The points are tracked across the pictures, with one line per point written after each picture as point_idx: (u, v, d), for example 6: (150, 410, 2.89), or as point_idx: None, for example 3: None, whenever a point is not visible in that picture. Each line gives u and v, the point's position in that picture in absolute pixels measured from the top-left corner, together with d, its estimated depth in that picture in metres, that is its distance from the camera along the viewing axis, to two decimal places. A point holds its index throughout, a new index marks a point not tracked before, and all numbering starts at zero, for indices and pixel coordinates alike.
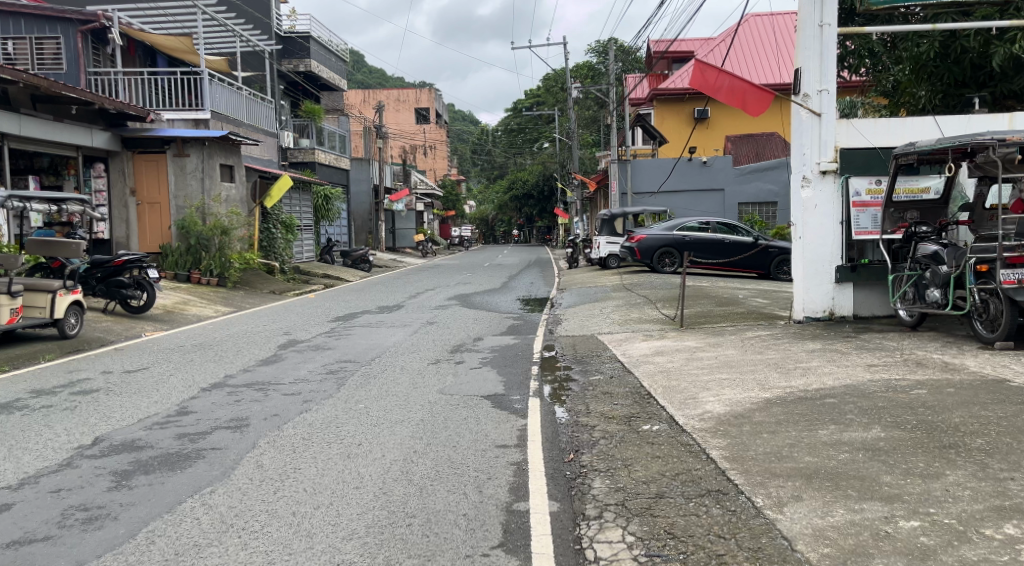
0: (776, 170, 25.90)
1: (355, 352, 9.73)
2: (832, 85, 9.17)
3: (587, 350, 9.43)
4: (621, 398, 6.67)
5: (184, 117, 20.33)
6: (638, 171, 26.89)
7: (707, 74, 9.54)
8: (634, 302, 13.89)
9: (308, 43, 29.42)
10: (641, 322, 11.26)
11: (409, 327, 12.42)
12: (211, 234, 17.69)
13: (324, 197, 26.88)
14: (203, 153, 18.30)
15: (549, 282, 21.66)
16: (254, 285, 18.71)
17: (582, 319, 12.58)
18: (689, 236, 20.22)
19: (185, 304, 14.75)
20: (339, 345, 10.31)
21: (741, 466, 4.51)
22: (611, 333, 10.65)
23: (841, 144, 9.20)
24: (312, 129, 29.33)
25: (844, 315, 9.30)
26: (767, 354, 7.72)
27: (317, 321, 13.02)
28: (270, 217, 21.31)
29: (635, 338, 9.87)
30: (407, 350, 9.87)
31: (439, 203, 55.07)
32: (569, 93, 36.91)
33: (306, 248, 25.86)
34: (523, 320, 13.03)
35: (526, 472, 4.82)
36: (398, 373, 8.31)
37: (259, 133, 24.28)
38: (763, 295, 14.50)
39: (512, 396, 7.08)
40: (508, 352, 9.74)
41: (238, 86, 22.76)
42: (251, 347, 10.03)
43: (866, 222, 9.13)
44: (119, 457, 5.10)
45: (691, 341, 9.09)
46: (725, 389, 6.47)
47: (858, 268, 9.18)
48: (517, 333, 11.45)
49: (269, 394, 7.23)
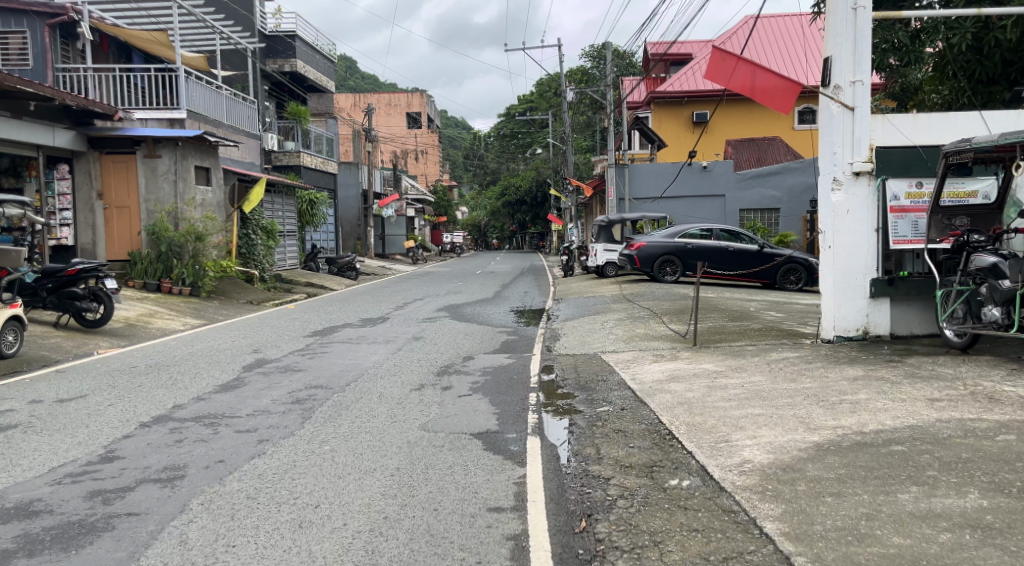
0: (781, 175, 24.85)
1: (330, 375, 8.62)
2: (867, 76, 8.12)
3: (591, 373, 8.35)
4: (638, 439, 5.59)
5: (158, 116, 18.99)
6: (636, 175, 25.88)
7: (724, 61, 8.57)
8: (638, 315, 12.83)
9: (294, 42, 28.30)
10: (649, 339, 10.18)
11: (392, 343, 11.33)
12: (184, 241, 16.58)
13: (309, 202, 25.78)
14: (175, 154, 17.18)
15: (545, 291, 20.62)
16: (229, 295, 17.61)
17: (582, 334, 11.49)
18: (692, 243, 19.22)
19: (151, 317, 13.61)
20: (311, 366, 9.20)
21: (811, 553, 3.47)
22: (616, 352, 9.56)
23: (876, 142, 8.14)
24: (298, 132, 28.25)
25: (880, 334, 8.24)
26: (804, 383, 6.63)
27: (293, 337, 11.91)
28: (249, 222, 20.17)
29: (643, 360, 8.78)
30: (388, 372, 8.77)
31: (430, 208, 53.96)
32: (564, 96, 35.89)
33: (289, 255, 24.72)
34: (518, 336, 11.94)
35: (526, 553, 3.76)
36: (374, 403, 7.21)
37: (240, 134, 23.14)
38: (777, 308, 13.44)
39: (507, 435, 5.99)
40: (502, 375, 8.64)
41: (217, 85, 21.76)
42: (213, 369, 8.90)
43: (906, 230, 8.03)
44: (4, 530, 4.02)
45: (708, 365, 8.00)
46: (762, 430, 5.39)
47: (895, 282, 8.11)
48: (510, 351, 10.37)
49: (220, 431, 6.11)
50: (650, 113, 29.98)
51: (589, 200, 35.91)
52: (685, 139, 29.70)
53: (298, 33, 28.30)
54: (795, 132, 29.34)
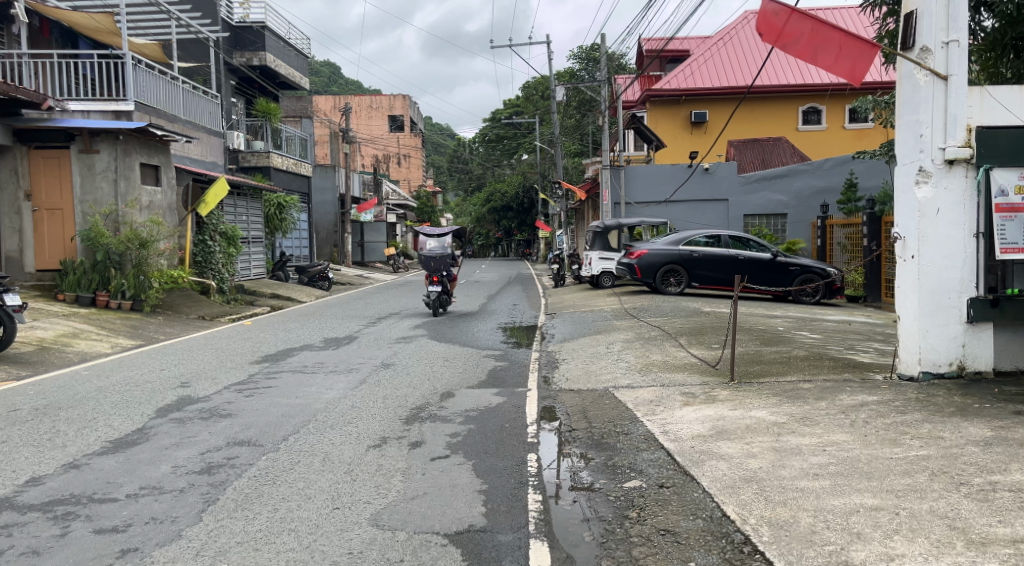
0: (786, 179, 22.99)
1: (266, 422, 6.62)
2: (965, 36, 6.28)
3: (606, 421, 6.44)
4: (699, 556, 3.69)
5: (103, 108, 16.82)
6: (633, 178, 24.11)
7: (776, 17, 6.85)
8: (649, 336, 10.96)
9: (265, 33, 26.24)
10: (670, 370, 8.30)
11: (356, 372, 9.36)
12: (125, 248, 14.72)
13: (278, 206, 23.76)
14: (116, 151, 15.17)
15: (535, 303, 18.72)
16: (178, 310, 15.54)
17: (587, 361, 9.56)
18: (697, 251, 17.37)
19: (72, 338, 11.56)
20: (246, 408, 7.21)
21: None
22: (632, 388, 7.66)
23: (975, 122, 6.30)
24: (268, 131, 26.32)
25: (978, 371, 6.38)
26: (916, 447, 4.76)
27: (238, 364, 9.91)
28: (206, 227, 18.17)
29: (671, 403, 6.83)
30: (343, 420, 6.79)
31: (412, 214, 52.04)
32: (553, 95, 34.02)
33: (257, 264, 22.65)
34: (510, 362, 9.98)
35: None
36: (317, 474, 5.23)
37: (200, 131, 21.10)
38: (810, 329, 11.58)
39: (500, 537, 4.07)
40: (491, 422, 6.72)
41: (172, 75, 19.70)
42: (115, 415, 6.90)
43: (1015, 234, 6.16)
44: None
45: (762, 414, 6.08)
46: (893, 544, 3.50)
47: (1001, 303, 6.26)
48: (500, 384, 8.42)
49: (71, 532, 4.16)
50: (645, 112, 28.17)
51: (580, 205, 34.06)
52: (682, 140, 27.91)
53: (268, 24, 26.31)
54: (800, 133, 27.49)
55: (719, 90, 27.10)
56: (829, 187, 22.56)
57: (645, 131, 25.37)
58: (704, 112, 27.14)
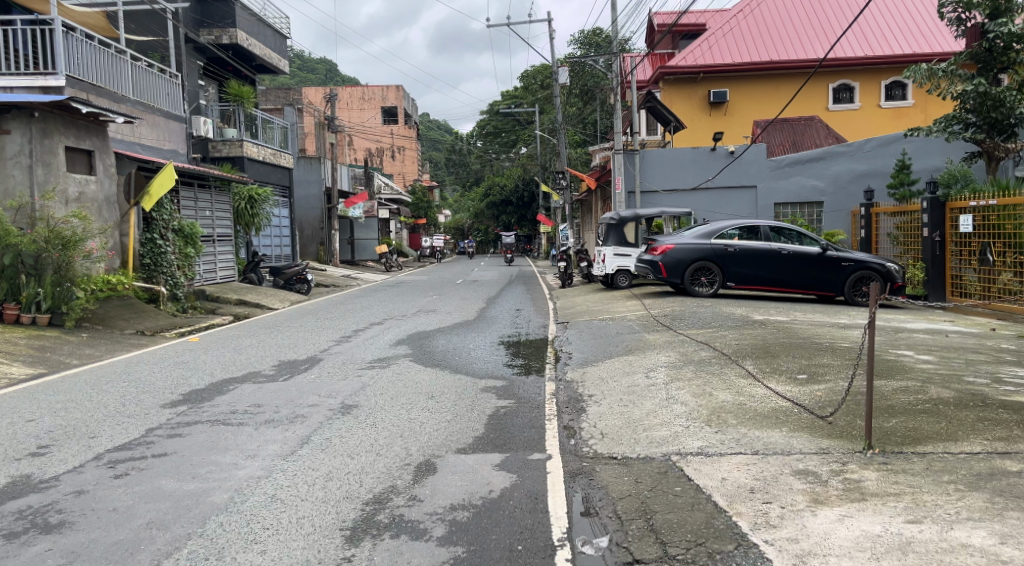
0: (823, 162, 20.24)
1: (108, 547, 3.90)
2: None
3: (690, 546, 3.74)
4: None
5: (28, 82, 14.35)
6: (649, 162, 21.37)
7: None
8: (704, 358, 8.23)
9: (234, 7, 23.38)
10: (762, 425, 5.57)
11: (304, 421, 6.63)
12: (40, 250, 11.91)
13: (248, 199, 21.22)
14: (30, 131, 12.38)
15: (542, 308, 15.96)
16: (112, 323, 12.76)
17: (627, 400, 6.84)
18: (734, 245, 14.61)
19: None
20: (95, 508, 4.46)
21: None
22: (715, 461, 4.92)
23: None
24: (240, 117, 23.57)
25: None
26: None
27: (143, 408, 7.14)
28: (156, 225, 15.42)
29: (790, 500, 4.13)
30: (248, 538, 4.06)
31: (408, 209, 49.32)
32: (557, 78, 31.20)
33: (224, 266, 19.94)
34: (517, 401, 7.23)
35: None
36: None
37: (153, 113, 18.34)
38: (909, 344, 8.90)
39: None
40: (491, 536, 4.01)
41: (118, 48, 16.94)
42: None
43: None
44: None
45: (980, 542, 3.45)
46: None
47: None
48: (504, 447, 5.65)
49: None
50: (659, 92, 25.40)
51: (588, 196, 31.29)
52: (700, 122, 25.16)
53: None
54: (830, 112, 24.79)
55: (741, 66, 24.36)
56: (873, 170, 19.87)
57: (663, 110, 22.58)
58: (724, 92, 24.40)
